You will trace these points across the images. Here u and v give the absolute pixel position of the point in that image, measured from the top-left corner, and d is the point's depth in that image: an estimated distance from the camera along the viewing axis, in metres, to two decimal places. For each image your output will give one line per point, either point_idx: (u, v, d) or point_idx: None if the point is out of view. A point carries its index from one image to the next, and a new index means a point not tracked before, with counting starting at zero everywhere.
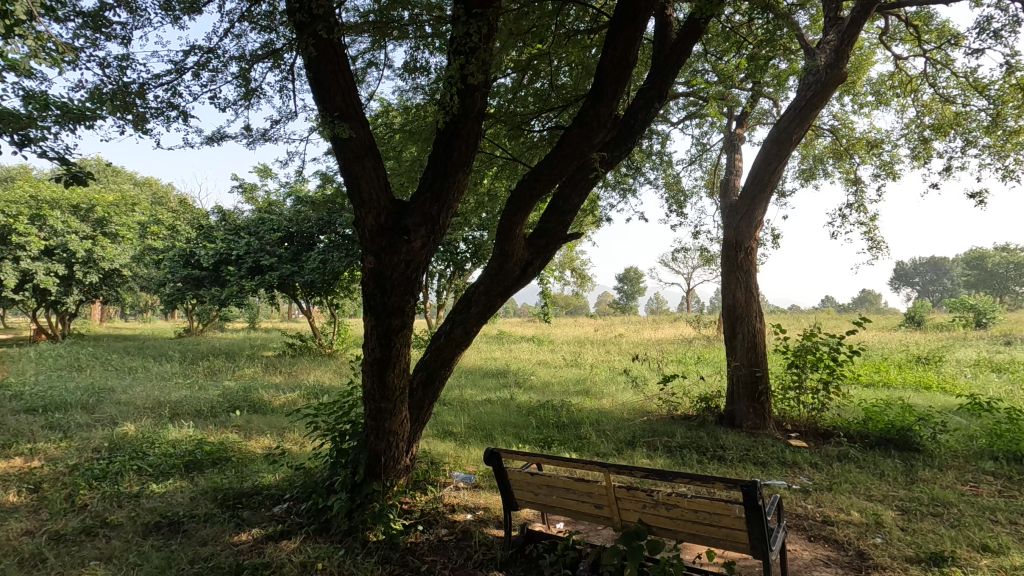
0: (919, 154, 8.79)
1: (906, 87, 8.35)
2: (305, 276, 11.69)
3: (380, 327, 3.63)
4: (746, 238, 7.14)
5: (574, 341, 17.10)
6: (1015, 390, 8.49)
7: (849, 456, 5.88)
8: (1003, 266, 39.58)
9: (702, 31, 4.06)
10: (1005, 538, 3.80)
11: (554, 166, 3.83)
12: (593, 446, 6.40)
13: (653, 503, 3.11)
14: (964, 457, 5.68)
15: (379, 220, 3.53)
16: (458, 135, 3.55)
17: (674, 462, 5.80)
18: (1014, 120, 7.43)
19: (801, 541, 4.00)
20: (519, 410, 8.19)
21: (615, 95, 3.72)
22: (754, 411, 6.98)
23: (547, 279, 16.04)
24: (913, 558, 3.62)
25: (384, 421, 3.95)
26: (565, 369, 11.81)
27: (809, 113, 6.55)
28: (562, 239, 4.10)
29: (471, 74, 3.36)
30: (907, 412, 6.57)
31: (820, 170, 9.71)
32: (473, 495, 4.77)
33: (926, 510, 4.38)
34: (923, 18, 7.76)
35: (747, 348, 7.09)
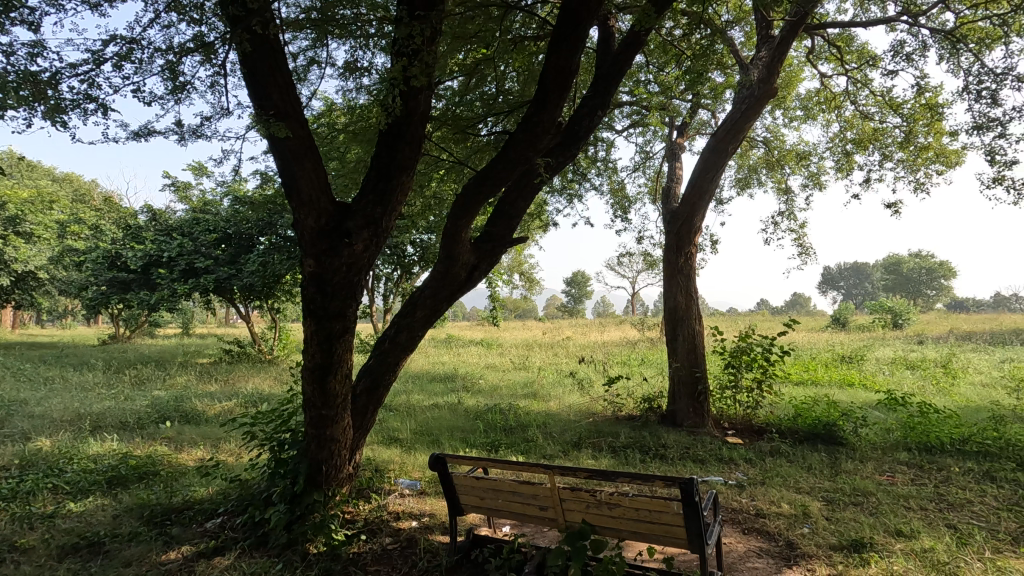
0: (843, 166, 9.41)
1: (830, 103, 8.91)
2: (244, 279, 11.21)
3: (321, 332, 3.53)
4: (686, 243, 7.41)
5: (523, 344, 17.21)
6: (926, 385, 9.21)
7: (780, 451, 6.19)
8: (917, 271, 42.88)
9: (643, 43, 4.17)
10: (916, 523, 4.10)
11: (500, 170, 3.84)
12: (540, 449, 6.45)
13: (596, 504, 3.17)
14: (881, 448, 6.10)
15: (320, 223, 3.43)
16: (402, 137, 3.51)
17: (618, 462, 5.92)
18: (924, 137, 8.08)
19: (735, 534, 4.18)
20: (466, 414, 8.16)
21: (558, 103, 3.77)
22: (694, 410, 7.23)
23: (495, 282, 16.10)
24: (837, 545, 3.85)
25: (325, 428, 3.84)
26: (513, 372, 11.87)
27: (744, 125, 6.87)
28: (508, 244, 4.12)
29: (414, 76, 3.32)
30: (832, 408, 6.99)
31: (754, 179, 10.22)
32: (419, 502, 4.70)
33: (848, 500, 4.68)
34: (845, 40, 8.32)
35: (687, 350, 7.34)
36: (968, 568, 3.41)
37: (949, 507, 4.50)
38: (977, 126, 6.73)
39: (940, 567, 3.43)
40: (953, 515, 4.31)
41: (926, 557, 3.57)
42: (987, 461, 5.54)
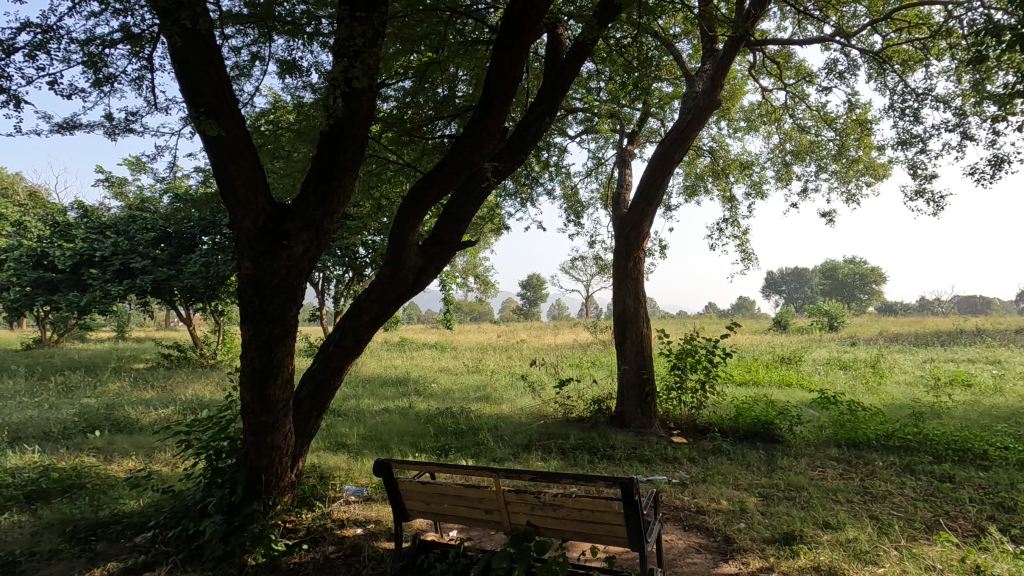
0: (782, 176, 9.88)
1: (771, 116, 9.36)
2: (184, 280, 10.74)
3: (259, 337, 3.43)
4: (634, 247, 7.59)
5: (477, 347, 17.15)
6: (856, 384, 9.79)
7: (721, 449, 6.42)
8: (851, 276, 45.45)
9: (589, 52, 4.23)
10: (842, 515, 4.34)
11: (446, 174, 3.85)
12: (490, 452, 6.45)
13: (541, 505, 3.21)
14: (814, 445, 6.42)
15: (257, 224, 3.34)
16: (343, 138, 3.45)
17: (567, 464, 5.99)
18: (855, 150, 8.59)
19: (676, 531, 4.31)
20: (417, 418, 8.08)
21: (502, 109, 3.81)
22: (642, 411, 7.40)
23: (449, 285, 16.03)
24: (770, 539, 4.03)
25: (265, 436, 3.72)
26: (466, 375, 11.82)
27: (689, 134, 7.10)
28: (455, 247, 4.11)
29: (355, 77, 3.28)
30: (771, 406, 7.30)
31: (701, 187, 10.57)
32: (364, 508, 4.62)
33: (781, 495, 4.91)
34: (784, 57, 8.77)
35: (635, 353, 7.51)
36: (887, 556, 3.64)
37: (873, 499, 4.78)
38: (901, 142, 7.22)
39: (862, 556, 3.64)
40: (876, 506, 4.58)
41: (850, 547, 3.78)
42: (907, 455, 5.92)
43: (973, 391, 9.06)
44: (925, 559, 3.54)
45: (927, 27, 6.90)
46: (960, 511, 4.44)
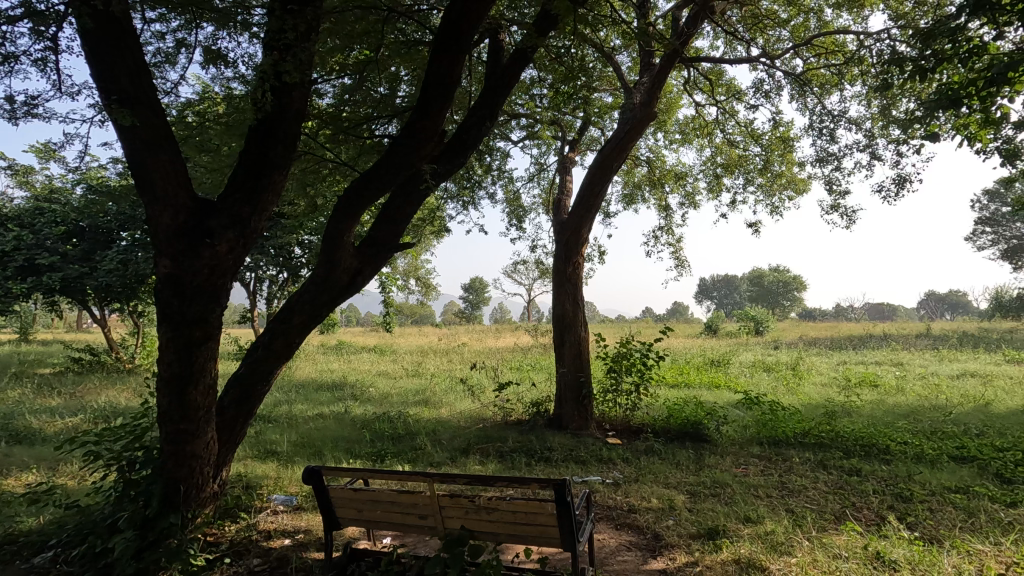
0: (713, 187, 10.37)
1: (703, 130, 9.82)
2: (98, 278, 9.98)
3: (179, 340, 3.25)
4: (573, 252, 7.74)
5: (417, 350, 16.93)
6: (778, 385, 10.40)
7: (653, 450, 6.64)
8: (776, 283, 48.27)
9: (530, 60, 4.26)
10: (762, 509, 4.60)
11: (382, 174, 3.79)
12: (427, 457, 6.38)
13: (475, 509, 3.21)
14: (739, 444, 6.76)
15: (177, 220, 3.15)
16: (273, 134, 3.33)
17: (504, 467, 6.00)
18: (778, 166, 9.15)
19: (608, 530, 4.42)
20: (353, 424, 7.87)
21: (440, 112, 3.79)
22: (579, 413, 7.54)
23: (389, 287, 15.75)
24: (696, 534, 4.21)
25: (184, 444, 3.52)
26: (405, 379, 11.64)
27: (626, 144, 7.32)
28: (392, 249, 4.04)
29: (286, 72, 3.17)
30: (700, 407, 7.63)
31: (638, 196, 10.93)
32: (294, 519, 4.45)
33: (707, 492, 5.14)
34: (716, 74, 9.22)
35: (573, 356, 7.64)
36: (800, 546, 3.87)
37: (790, 493, 5.08)
38: (819, 160, 7.75)
39: (777, 547, 3.86)
40: (792, 500, 4.88)
41: (767, 540, 4.00)
42: (821, 451, 6.35)
43: (879, 391, 9.84)
44: (833, 548, 3.80)
45: (842, 54, 7.46)
46: (864, 502, 4.80)
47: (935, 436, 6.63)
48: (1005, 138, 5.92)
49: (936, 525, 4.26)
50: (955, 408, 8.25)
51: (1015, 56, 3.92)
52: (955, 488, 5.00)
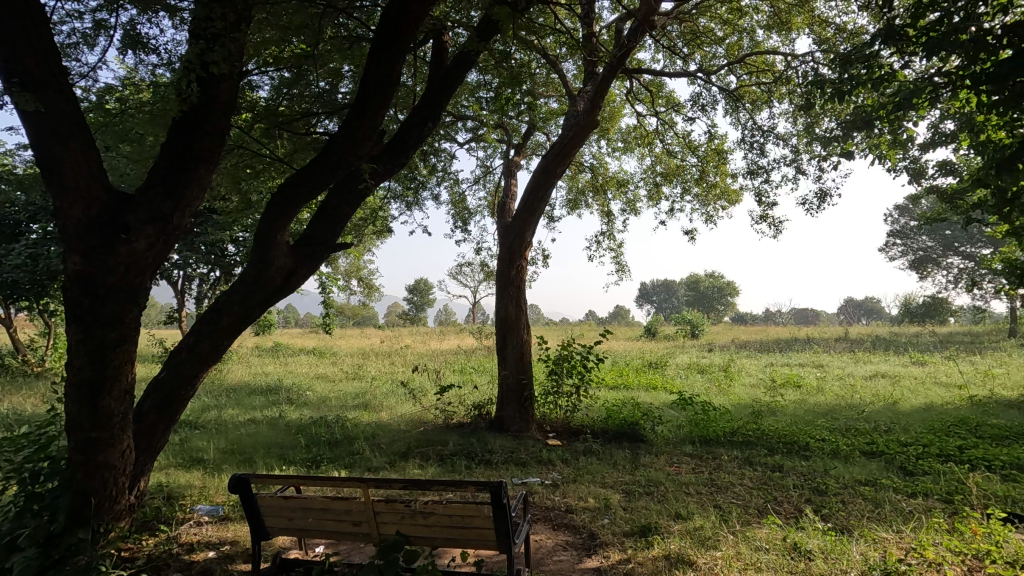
0: (652, 195, 10.73)
1: (644, 139, 10.15)
2: (3, 274, 9.15)
3: (90, 341, 3.04)
4: (517, 255, 7.79)
5: (358, 352, 16.55)
6: (710, 387, 10.87)
7: (591, 450, 6.78)
8: (712, 288, 50.49)
9: (473, 63, 4.26)
10: (692, 505, 4.78)
11: (319, 172, 3.68)
12: (365, 462, 6.23)
13: (411, 514, 3.17)
14: (672, 443, 7.02)
15: (90, 214, 2.94)
16: (199, 127, 3.17)
17: (444, 470, 5.95)
18: (713, 177, 9.58)
19: (546, 531, 4.48)
20: (288, 429, 7.59)
21: (379, 111, 3.72)
22: (520, 415, 7.60)
23: (329, 287, 15.31)
24: (629, 532, 4.33)
25: (96, 453, 3.28)
26: (344, 382, 11.34)
27: (570, 150, 7.45)
28: (330, 249, 3.93)
29: (214, 62, 3.04)
30: (637, 408, 7.86)
31: (582, 201, 11.15)
32: (219, 530, 4.23)
33: (642, 490, 5.29)
34: (656, 86, 9.56)
35: (516, 358, 7.69)
36: (725, 540, 4.05)
37: (718, 490, 5.31)
38: (749, 172, 8.18)
39: (705, 542, 4.03)
40: (720, 496, 5.10)
41: (696, 535, 4.17)
42: (747, 449, 6.68)
43: (801, 391, 10.48)
44: (755, 541, 4.01)
45: (772, 74, 7.90)
46: (785, 496, 5.10)
47: (849, 433, 7.12)
48: (912, 158, 6.45)
49: (847, 515, 4.56)
50: (867, 406, 8.89)
51: (918, 84, 4.29)
52: (864, 481, 5.39)
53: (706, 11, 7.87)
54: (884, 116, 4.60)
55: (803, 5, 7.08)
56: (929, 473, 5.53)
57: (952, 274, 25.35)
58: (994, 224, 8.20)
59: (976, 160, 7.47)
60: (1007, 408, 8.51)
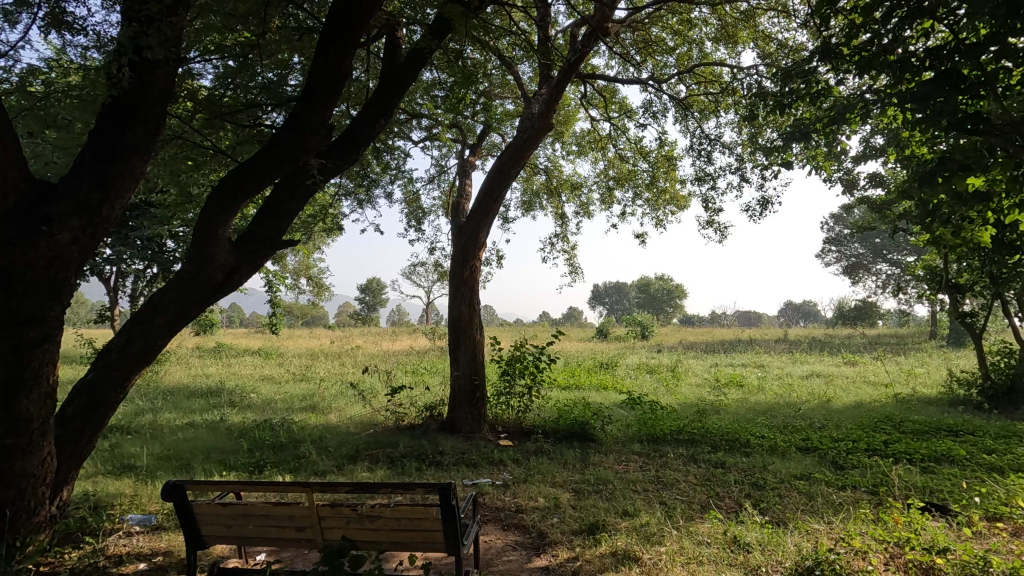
0: (605, 198, 10.93)
1: (597, 143, 10.33)
2: None
3: (5, 341, 2.82)
4: (471, 255, 7.76)
5: (305, 353, 16.05)
6: (658, 386, 11.15)
7: (542, 450, 6.84)
8: (662, 291, 51.89)
9: (427, 61, 4.20)
10: (638, 502, 4.89)
11: (263, 167, 3.55)
12: (311, 465, 6.06)
13: (357, 518, 3.10)
14: (621, 441, 7.16)
15: (7, 204, 2.74)
16: (132, 115, 3.01)
17: (394, 473, 5.86)
18: (663, 182, 9.85)
19: (495, 531, 4.49)
20: (229, 433, 7.28)
21: (328, 105, 3.62)
22: (472, 416, 7.57)
23: (277, 285, 14.80)
24: (577, 530, 4.38)
25: (12, 461, 3.04)
26: (291, 384, 10.98)
27: (524, 151, 7.49)
28: (275, 246, 3.79)
29: (148, 46, 2.89)
30: (587, 408, 7.97)
31: (536, 203, 11.24)
32: (151, 540, 4.01)
33: (591, 488, 5.38)
34: (610, 92, 9.74)
35: (468, 359, 7.65)
36: (669, 535, 4.16)
37: (664, 487, 5.45)
38: (697, 179, 8.45)
39: (650, 538, 4.13)
40: (666, 493, 5.24)
41: (642, 531, 4.27)
42: (692, 446, 6.89)
43: (743, 390, 10.91)
44: (698, 535, 4.13)
45: (719, 84, 8.19)
46: (726, 491, 5.29)
47: (786, 430, 7.47)
48: (845, 170, 6.83)
49: (783, 508, 4.78)
50: (803, 404, 9.35)
51: (851, 100, 4.54)
52: (800, 475, 5.66)
53: (658, 20, 8.08)
54: (821, 129, 4.84)
55: (749, 20, 7.38)
56: (857, 466, 5.86)
57: (881, 279, 27.02)
58: (917, 233, 8.78)
59: (901, 173, 8.00)
60: (927, 405, 9.14)
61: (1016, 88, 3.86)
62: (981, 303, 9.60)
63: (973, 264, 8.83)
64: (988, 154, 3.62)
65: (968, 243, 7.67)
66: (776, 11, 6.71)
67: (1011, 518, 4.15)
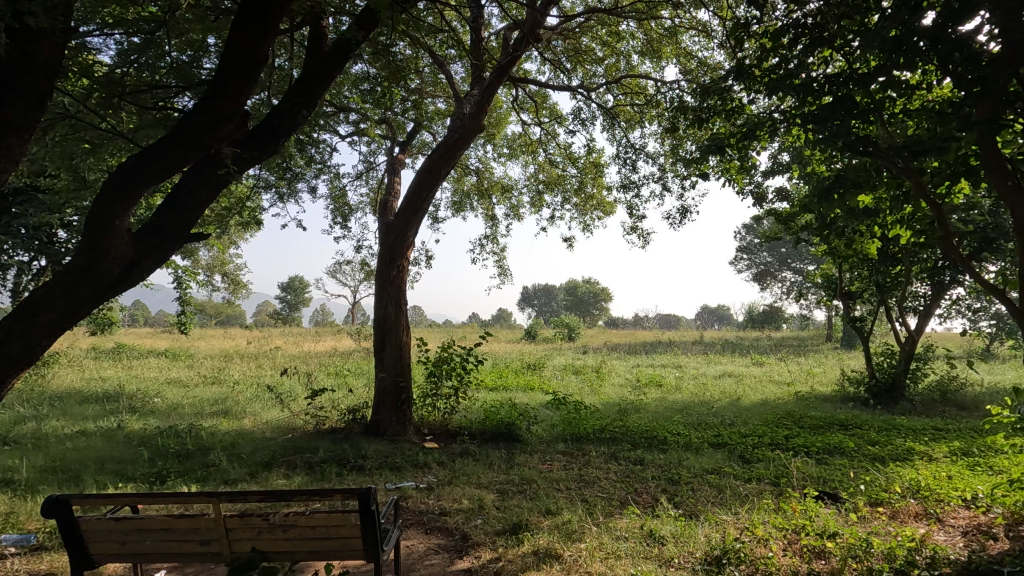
0: (534, 201, 11.07)
1: (527, 147, 10.46)
2: None
3: None
4: (398, 255, 7.61)
5: (218, 355, 15.06)
6: (583, 387, 11.44)
7: (468, 451, 6.81)
8: (589, 294, 53.33)
9: (353, 52, 4.05)
10: (560, 501, 4.98)
11: (169, 153, 3.29)
12: (221, 474, 5.68)
13: (269, 528, 2.94)
14: (546, 441, 7.27)
15: None
16: (11, 88, 2.71)
17: (312, 479, 5.62)
18: (590, 188, 10.12)
19: (418, 535, 4.41)
20: (128, 441, 6.70)
21: (243, 90, 3.40)
22: (397, 418, 7.41)
23: (186, 281, 13.80)
24: (500, 531, 4.40)
25: None
26: (200, 387, 10.27)
27: (455, 151, 7.44)
28: (183, 240, 3.52)
29: (32, 14, 2.59)
30: (514, 408, 8.04)
31: (467, 204, 11.21)
32: (29, 562, 3.61)
33: (515, 488, 5.41)
34: (541, 97, 9.89)
35: (394, 360, 7.49)
36: (589, 532, 4.26)
37: (586, 485, 5.59)
38: (623, 186, 8.76)
39: (571, 534, 4.21)
40: (587, 490, 5.38)
41: (563, 528, 4.35)
42: (613, 444, 7.11)
43: (662, 390, 11.42)
44: (616, 531, 4.27)
45: (644, 96, 8.53)
46: (643, 487, 5.50)
47: (699, 427, 7.89)
48: (756, 184, 7.32)
49: (695, 501, 5.04)
50: (716, 402, 9.91)
51: (761, 119, 4.86)
52: (711, 469, 5.98)
53: (588, 30, 8.29)
54: (733, 144, 5.15)
55: (672, 37, 7.74)
56: (762, 460, 6.29)
57: (786, 286, 29.22)
58: (816, 244, 9.57)
59: (803, 188, 8.69)
60: (823, 402, 9.96)
61: (898, 116, 4.29)
62: (869, 309, 10.59)
63: (862, 273, 9.74)
64: (876, 174, 3.99)
65: (857, 254, 8.46)
66: (697, 31, 7.09)
67: (890, 503, 4.61)
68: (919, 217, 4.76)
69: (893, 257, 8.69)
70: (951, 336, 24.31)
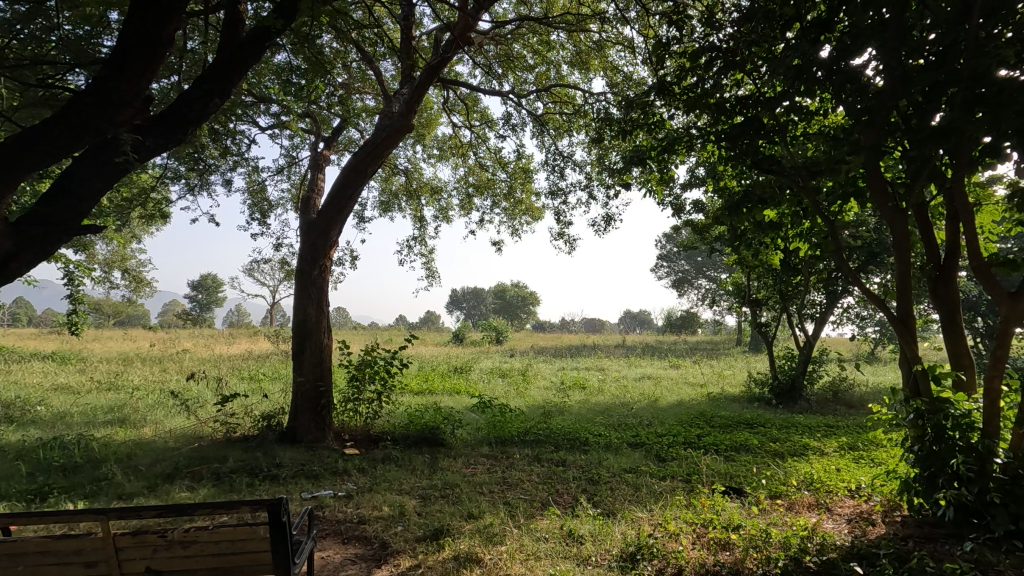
0: (463, 203, 11.03)
1: (457, 148, 10.42)
2: None
3: None
4: (320, 254, 7.31)
5: (116, 358, 13.80)
6: (509, 390, 11.51)
7: (390, 457, 6.65)
8: (517, 297, 53.87)
9: (271, 41, 3.84)
10: (483, 504, 4.97)
11: (56, 137, 2.98)
12: (115, 489, 5.21)
13: (166, 545, 2.71)
14: (470, 445, 7.24)
15: None
16: None
17: (220, 491, 5.29)
18: (519, 193, 10.24)
19: (335, 545, 4.26)
20: (2, 455, 5.99)
21: (144, 72, 3.13)
22: (315, 424, 7.10)
23: (80, 278, 12.57)
24: (421, 537, 4.32)
25: None
26: (93, 394, 9.38)
27: (382, 150, 7.27)
28: (74, 232, 3.21)
29: None
30: (439, 412, 7.94)
31: (395, 204, 11.00)
32: None
33: (437, 493, 5.34)
34: (472, 100, 9.89)
35: (313, 364, 7.18)
36: (509, 534, 4.29)
37: (508, 487, 5.62)
38: (551, 192, 8.93)
39: (492, 537, 4.22)
40: (509, 493, 5.41)
41: (485, 532, 4.34)
42: (537, 447, 7.19)
43: (585, 392, 11.73)
44: (537, 532, 4.32)
45: (572, 105, 8.74)
46: (565, 488, 5.61)
47: (620, 428, 8.16)
48: (675, 196, 7.69)
49: (613, 500, 5.20)
50: (635, 404, 10.29)
51: (679, 134, 5.11)
52: (629, 469, 6.20)
53: (519, 37, 8.40)
54: (654, 156, 5.38)
55: (600, 51, 7.98)
56: (675, 458, 6.60)
57: (701, 293, 30.94)
58: (728, 254, 10.20)
59: (717, 202, 9.24)
60: (731, 402, 10.61)
61: (799, 139, 4.65)
62: (774, 316, 11.40)
63: (768, 282, 10.48)
64: (779, 190, 4.30)
65: (763, 264, 9.09)
66: (623, 46, 7.36)
67: (787, 495, 4.98)
68: (815, 232, 5.19)
69: (794, 269, 9.42)
70: (842, 341, 26.74)
